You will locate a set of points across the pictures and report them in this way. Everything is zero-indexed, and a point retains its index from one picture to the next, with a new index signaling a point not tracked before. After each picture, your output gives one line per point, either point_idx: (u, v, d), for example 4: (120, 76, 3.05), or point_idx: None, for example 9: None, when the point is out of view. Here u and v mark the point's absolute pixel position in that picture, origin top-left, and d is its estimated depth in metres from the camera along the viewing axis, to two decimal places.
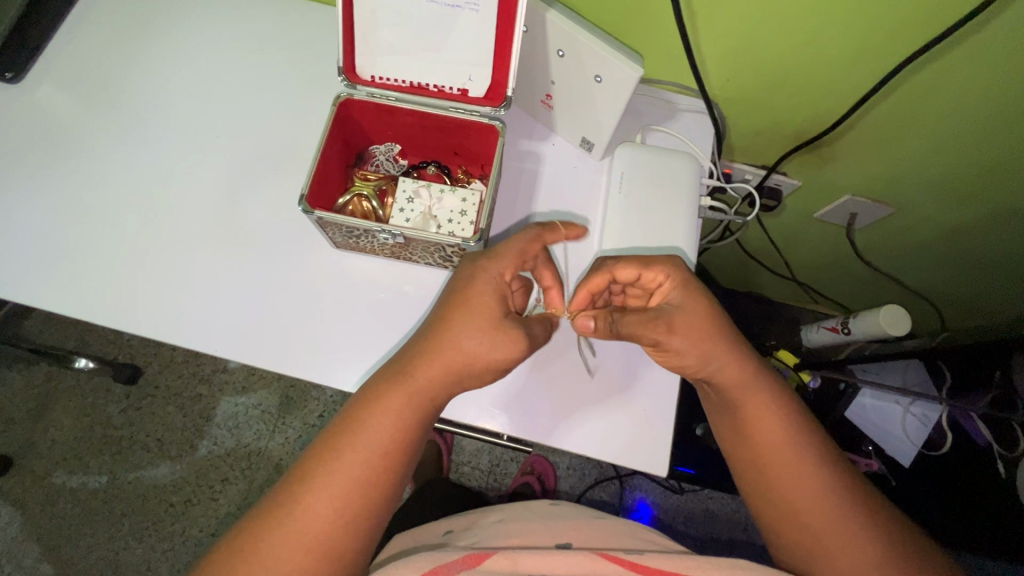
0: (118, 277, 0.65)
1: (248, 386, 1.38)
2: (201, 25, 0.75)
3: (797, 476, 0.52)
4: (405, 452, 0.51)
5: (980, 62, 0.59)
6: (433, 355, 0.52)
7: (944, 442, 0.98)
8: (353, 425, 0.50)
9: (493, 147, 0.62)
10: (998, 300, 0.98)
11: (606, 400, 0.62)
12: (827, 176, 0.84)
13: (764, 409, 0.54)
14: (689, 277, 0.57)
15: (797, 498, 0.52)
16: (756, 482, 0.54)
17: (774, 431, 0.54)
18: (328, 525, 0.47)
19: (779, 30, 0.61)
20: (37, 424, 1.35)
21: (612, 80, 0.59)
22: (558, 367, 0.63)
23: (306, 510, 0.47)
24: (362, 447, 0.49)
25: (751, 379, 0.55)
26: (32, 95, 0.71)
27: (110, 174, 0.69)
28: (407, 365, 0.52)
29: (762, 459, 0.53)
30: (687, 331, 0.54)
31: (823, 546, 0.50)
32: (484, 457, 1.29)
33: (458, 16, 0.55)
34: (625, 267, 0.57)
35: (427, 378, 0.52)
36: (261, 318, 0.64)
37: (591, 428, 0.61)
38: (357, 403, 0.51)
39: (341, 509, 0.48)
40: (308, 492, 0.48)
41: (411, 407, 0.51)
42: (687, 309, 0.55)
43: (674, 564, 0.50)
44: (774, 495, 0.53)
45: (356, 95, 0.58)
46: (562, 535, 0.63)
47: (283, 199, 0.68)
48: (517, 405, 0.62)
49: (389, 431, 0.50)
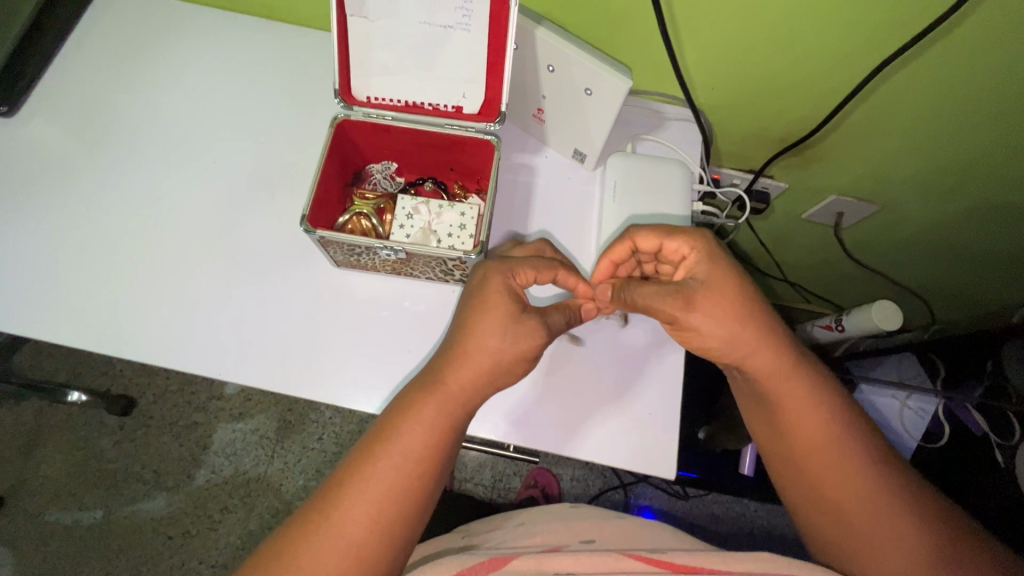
0: (117, 306, 0.64)
1: (246, 412, 1.37)
2: (193, 54, 0.76)
3: (835, 459, 0.52)
4: (442, 458, 0.51)
5: (956, 59, 0.62)
6: (471, 356, 0.52)
7: (943, 435, 1.01)
8: (388, 433, 0.50)
9: (489, 161, 0.63)
10: (985, 291, 1.01)
11: (616, 410, 0.63)
12: (813, 178, 0.86)
13: (801, 396, 0.54)
14: (713, 253, 0.56)
15: (842, 495, 0.52)
16: (795, 469, 0.55)
17: (812, 418, 0.54)
18: (366, 533, 0.47)
19: (763, 36, 0.63)
20: (29, 461, 1.32)
21: (602, 92, 0.61)
22: (564, 372, 0.64)
23: (343, 520, 0.47)
24: (395, 453, 0.49)
25: (788, 367, 0.54)
26: (25, 128, 0.71)
27: (105, 204, 0.69)
28: (438, 371, 0.53)
29: (803, 451, 0.54)
30: (712, 306, 0.54)
31: (865, 529, 0.51)
32: (486, 473, 1.28)
33: (450, 36, 0.56)
34: (646, 234, 0.57)
35: (465, 380, 0.52)
36: (262, 341, 0.64)
37: (604, 439, 0.62)
38: (393, 411, 0.52)
39: (380, 517, 0.47)
40: (345, 503, 0.47)
41: (445, 412, 0.51)
42: (712, 284, 0.54)
43: (692, 559, 0.50)
44: (812, 480, 0.53)
45: (352, 116, 0.59)
46: (587, 533, 0.64)
47: (281, 222, 0.69)
48: (528, 421, 0.62)
49: (428, 437, 0.50)
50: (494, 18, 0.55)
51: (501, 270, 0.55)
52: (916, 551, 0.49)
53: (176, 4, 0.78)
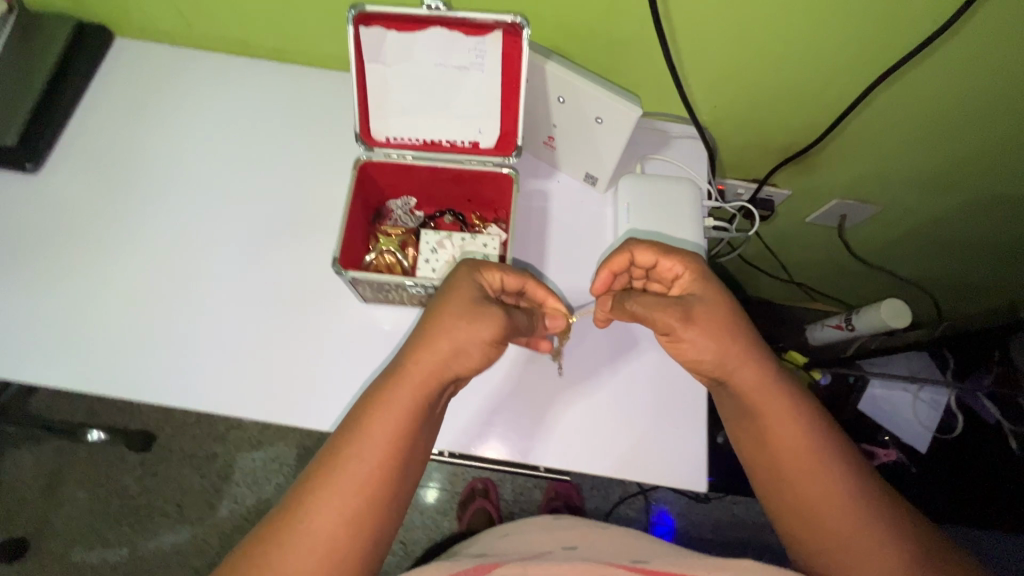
0: (150, 351, 0.66)
1: (265, 440, 1.38)
2: (209, 99, 0.78)
3: (820, 483, 0.53)
4: (407, 449, 0.51)
5: (952, 65, 0.65)
6: (431, 348, 0.52)
7: (957, 424, 1.03)
8: (353, 429, 0.51)
9: (506, 192, 0.65)
10: (988, 282, 1.03)
11: (633, 425, 0.65)
12: (816, 183, 0.88)
13: (783, 412, 0.55)
14: (710, 275, 0.57)
15: (822, 508, 0.53)
16: (779, 490, 0.56)
17: (799, 440, 0.54)
18: (335, 527, 0.48)
19: (765, 55, 0.66)
20: (52, 502, 1.32)
21: (613, 120, 0.63)
22: (543, 373, 0.67)
23: (312, 514, 0.48)
24: (362, 449, 0.50)
25: (770, 383, 0.55)
26: (50, 182, 0.73)
27: (132, 251, 0.70)
28: (399, 365, 0.53)
29: (784, 467, 0.55)
30: (709, 319, 0.54)
31: (844, 547, 0.53)
32: (507, 488, 1.29)
33: (465, 76, 0.59)
34: (644, 248, 0.58)
35: (426, 372, 0.52)
36: (293, 378, 0.65)
37: (622, 453, 0.64)
38: (359, 406, 0.52)
39: (348, 510, 0.49)
40: (315, 499, 0.49)
41: (405, 403, 0.51)
42: (708, 298, 0.56)
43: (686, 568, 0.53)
44: (793, 494, 0.55)
45: (375, 157, 0.61)
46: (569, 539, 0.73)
47: (304, 260, 0.71)
48: (545, 438, 0.64)
49: (392, 430, 0.51)
50: (506, 57, 0.57)
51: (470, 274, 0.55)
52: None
53: (188, 53, 0.80)
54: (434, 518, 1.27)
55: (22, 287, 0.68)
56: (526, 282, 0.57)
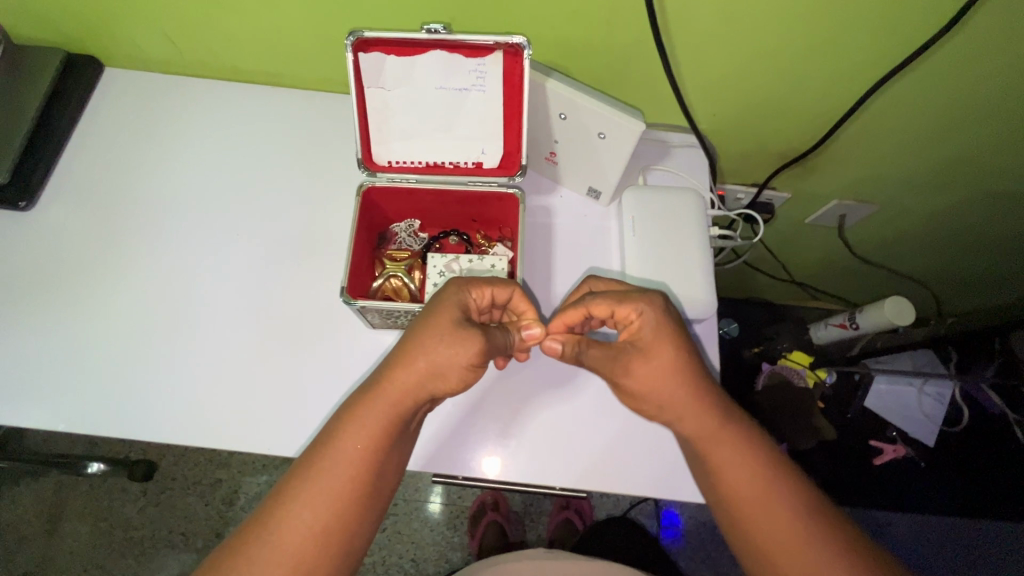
0: (153, 387, 0.65)
1: (270, 463, 1.36)
2: (203, 127, 0.77)
3: (778, 527, 0.50)
4: (380, 464, 0.51)
5: (949, 68, 0.65)
6: (409, 365, 0.51)
7: (963, 416, 1.03)
8: (327, 441, 0.50)
9: (511, 211, 0.65)
10: (986, 276, 1.04)
11: (633, 441, 0.65)
12: (814, 186, 0.88)
13: (733, 448, 0.53)
14: (663, 321, 0.55)
15: (776, 544, 0.50)
16: (739, 537, 0.53)
17: (752, 482, 0.52)
18: (303, 543, 0.47)
19: (764, 64, 0.66)
20: (53, 537, 1.30)
21: (616, 135, 0.62)
22: (535, 375, 0.67)
23: (280, 526, 0.47)
24: (333, 459, 0.50)
25: (715, 423, 0.54)
26: (44, 218, 0.71)
27: (130, 285, 0.69)
28: (376, 380, 0.52)
29: (734, 501, 0.53)
30: (648, 373, 0.54)
31: None
32: (517, 500, 1.29)
33: (466, 97, 0.58)
34: (598, 303, 0.55)
35: (400, 390, 0.52)
36: (301, 409, 0.64)
37: (623, 469, 0.64)
38: (335, 418, 0.52)
39: (317, 524, 0.48)
40: (284, 510, 0.48)
41: (381, 418, 0.51)
42: (652, 350, 0.54)
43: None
44: (746, 528, 0.52)
45: (378, 182, 0.61)
46: None
47: (308, 287, 0.70)
48: (544, 459, 0.64)
49: (362, 446, 0.50)
50: (507, 77, 0.57)
51: (459, 291, 0.54)
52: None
53: (179, 80, 0.79)
54: (445, 533, 1.26)
55: (19, 327, 0.66)
56: (515, 293, 0.56)
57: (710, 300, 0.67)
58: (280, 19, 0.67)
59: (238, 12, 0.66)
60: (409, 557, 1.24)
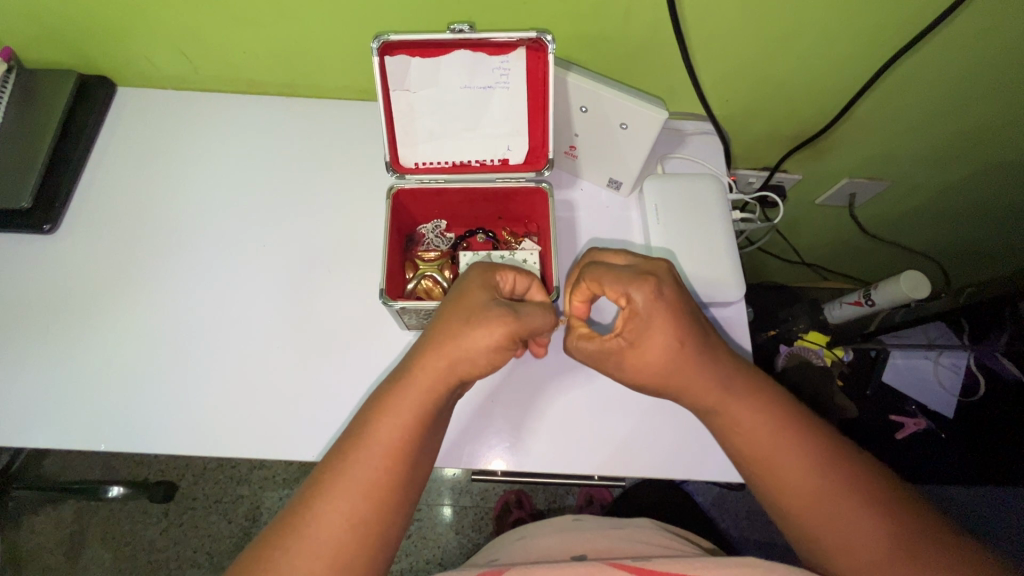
0: (187, 400, 0.64)
1: (291, 476, 1.34)
2: (219, 139, 0.77)
3: (793, 463, 0.49)
4: (416, 456, 0.49)
5: (959, 43, 0.66)
6: (441, 348, 0.50)
7: (979, 385, 1.04)
8: (359, 435, 0.49)
9: (537, 205, 0.67)
10: (995, 247, 1.06)
11: (666, 426, 0.64)
12: (825, 166, 0.89)
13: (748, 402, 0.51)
14: (646, 313, 0.50)
15: (799, 489, 0.48)
16: (758, 484, 0.51)
17: (772, 438, 0.50)
18: (342, 535, 0.46)
19: (776, 50, 0.67)
20: (75, 565, 1.27)
21: (637, 124, 0.64)
22: (539, 370, 0.67)
23: (317, 521, 0.46)
24: (368, 452, 0.48)
25: (727, 378, 0.51)
26: (68, 240, 0.71)
27: (157, 301, 0.68)
28: (408, 370, 0.51)
29: (753, 454, 0.50)
30: (653, 347, 0.50)
31: (828, 528, 0.47)
32: (541, 496, 1.28)
33: (491, 95, 0.60)
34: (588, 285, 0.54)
35: (435, 373, 0.50)
36: (336, 414, 0.64)
37: (661, 456, 0.63)
38: (367, 411, 0.50)
39: (355, 516, 0.46)
40: (320, 506, 0.46)
41: (416, 409, 0.50)
42: (654, 321, 0.50)
43: (672, 566, 0.56)
44: (768, 478, 0.50)
45: (406, 184, 0.63)
46: (579, 547, 0.77)
47: (336, 293, 0.70)
48: (578, 450, 0.63)
49: (400, 436, 0.49)
50: (531, 71, 0.59)
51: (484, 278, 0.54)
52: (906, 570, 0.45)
53: (194, 96, 0.79)
54: (471, 535, 1.25)
55: (46, 349, 0.65)
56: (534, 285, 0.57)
57: (738, 283, 0.67)
58: (298, 31, 0.67)
59: (256, 26, 0.67)
60: (436, 561, 1.23)
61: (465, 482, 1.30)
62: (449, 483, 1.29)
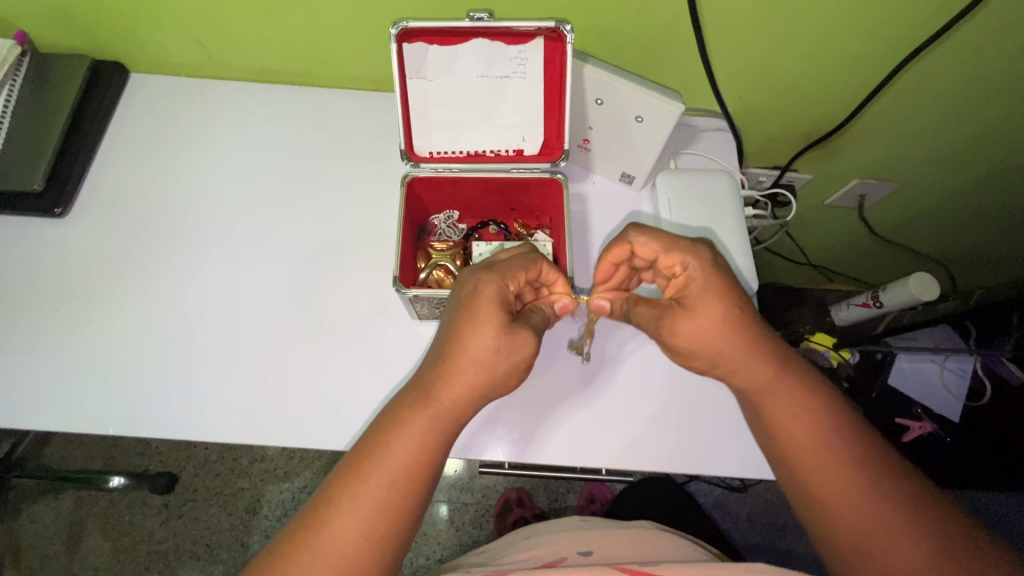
0: (190, 386, 0.64)
1: (292, 471, 1.34)
2: (230, 126, 0.77)
3: (823, 460, 0.49)
4: (434, 474, 0.49)
5: (976, 44, 0.66)
6: (458, 378, 0.49)
7: (986, 390, 1.02)
8: (378, 450, 0.48)
9: (552, 197, 0.68)
10: (1002, 252, 1.06)
11: (679, 425, 0.64)
12: (838, 166, 0.88)
13: (791, 397, 0.51)
14: (712, 267, 0.52)
15: (830, 487, 0.48)
16: (793, 480, 0.51)
17: (803, 432, 0.50)
18: (356, 552, 0.45)
19: (792, 47, 0.67)
20: (74, 555, 1.27)
21: (653, 118, 0.64)
22: (552, 364, 0.66)
23: (334, 535, 0.45)
24: (387, 471, 0.47)
25: (774, 367, 0.51)
26: (80, 226, 0.71)
27: (167, 287, 0.68)
28: (429, 389, 0.49)
29: (789, 446, 0.51)
30: (694, 332, 0.51)
31: (861, 533, 0.47)
32: (542, 495, 1.29)
33: (507, 84, 0.60)
34: (644, 243, 0.53)
35: (458, 393, 0.49)
36: (343, 404, 0.64)
37: (672, 451, 0.63)
38: (383, 426, 0.49)
39: (371, 532, 0.46)
40: (335, 519, 0.46)
41: (437, 429, 0.49)
42: (699, 308, 0.51)
43: (680, 571, 0.56)
44: (802, 474, 0.50)
45: (421, 173, 0.63)
46: (587, 544, 0.77)
47: (345, 283, 0.70)
48: (589, 446, 0.63)
49: (419, 458, 0.48)
50: (548, 61, 0.59)
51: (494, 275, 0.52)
52: (867, 500, 0.47)
53: (206, 84, 0.79)
54: (471, 533, 1.25)
55: (55, 335, 0.65)
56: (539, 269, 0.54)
57: (751, 279, 0.67)
58: (316, 19, 0.67)
59: (271, 13, 0.67)
60: (436, 559, 1.23)
61: (467, 479, 1.30)
62: (451, 480, 1.29)
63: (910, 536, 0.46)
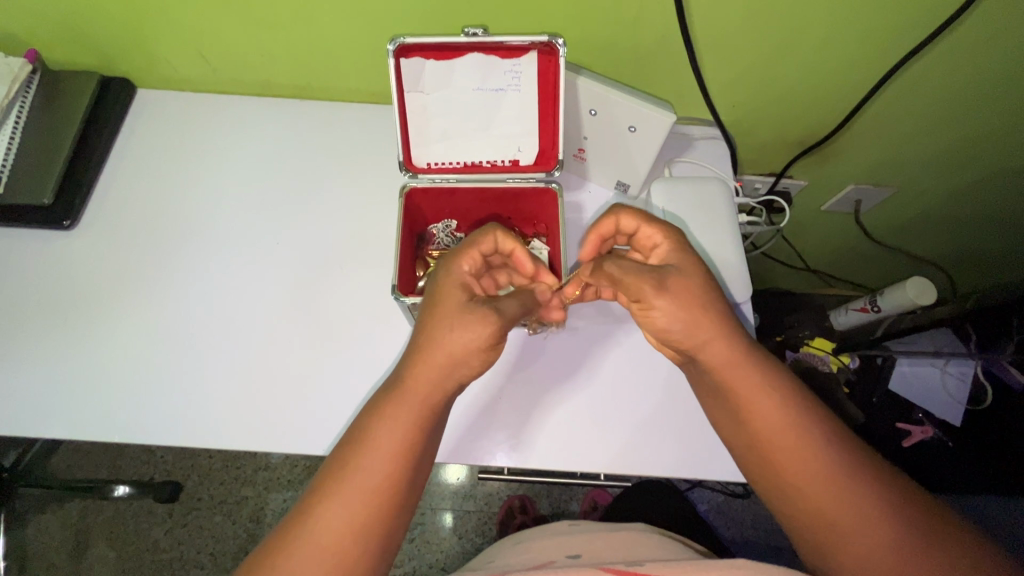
0: (192, 393, 0.65)
1: (295, 479, 1.35)
2: (234, 139, 0.79)
3: (791, 447, 0.48)
4: (417, 460, 0.50)
5: (964, 48, 0.67)
6: (430, 361, 0.51)
7: (986, 396, 1.02)
8: (359, 440, 0.49)
9: (548, 206, 0.69)
10: (1001, 256, 1.06)
11: (675, 427, 0.64)
12: (832, 171, 0.89)
13: (757, 384, 0.51)
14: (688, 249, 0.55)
15: (799, 475, 0.48)
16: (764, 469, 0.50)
17: (772, 419, 0.49)
18: (341, 541, 0.45)
19: (783, 55, 0.68)
20: (80, 564, 1.28)
21: (646, 127, 0.65)
22: (545, 367, 0.67)
23: (320, 527, 0.46)
24: (369, 459, 0.48)
25: (739, 353, 0.51)
26: (88, 237, 0.72)
27: (171, 297, 0.70)
28: (404, 377, 0.51)
29: (759, 434, 0.50)
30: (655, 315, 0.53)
31: (832, 520, 0.46)
32: (545, 501, 1.29)
33: (503, 97, 0.62)
34: (626, 216, 0.57)
35: (431, 379, 0.51)
36: (344, 410, 0.65)
37: (669, 453, 0.63)
38: (365, 416, 0.50)
39: (354, 520, 0.46)
40: (321, 510, 0.46)
41: (415, 414, 0.50)
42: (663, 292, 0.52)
43: (661, 568, 0.56)
44: (772, 462, 0.49)
45: (419, 183, 0.65)
46: (574, 549, 0.77)
47: (346, 292, 0.71)
48: (586, 448, 0.63)
49: (400, 443, 0.49)
50: (542, 72, 0.60)
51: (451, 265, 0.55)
52: (836, 486, 0.46)
53: (211, 98, 0.81)
54: (473, 541, 1.25)
55: (63, 344, 0.66)
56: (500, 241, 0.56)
57: (745, 283, 0.69)
58: (318, 34, 0.69)
59: (274, 29, 0.69)
60: (438, 566, 1.23)
61: (470, 486, 1.30)
62: (454, 488, 1.29)
63: (880, 521, 0.45)
